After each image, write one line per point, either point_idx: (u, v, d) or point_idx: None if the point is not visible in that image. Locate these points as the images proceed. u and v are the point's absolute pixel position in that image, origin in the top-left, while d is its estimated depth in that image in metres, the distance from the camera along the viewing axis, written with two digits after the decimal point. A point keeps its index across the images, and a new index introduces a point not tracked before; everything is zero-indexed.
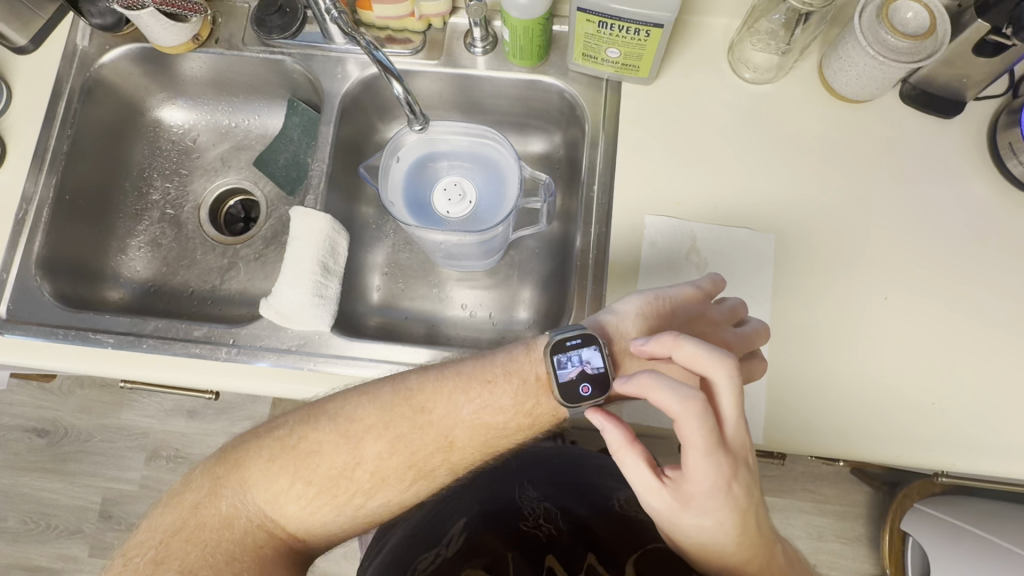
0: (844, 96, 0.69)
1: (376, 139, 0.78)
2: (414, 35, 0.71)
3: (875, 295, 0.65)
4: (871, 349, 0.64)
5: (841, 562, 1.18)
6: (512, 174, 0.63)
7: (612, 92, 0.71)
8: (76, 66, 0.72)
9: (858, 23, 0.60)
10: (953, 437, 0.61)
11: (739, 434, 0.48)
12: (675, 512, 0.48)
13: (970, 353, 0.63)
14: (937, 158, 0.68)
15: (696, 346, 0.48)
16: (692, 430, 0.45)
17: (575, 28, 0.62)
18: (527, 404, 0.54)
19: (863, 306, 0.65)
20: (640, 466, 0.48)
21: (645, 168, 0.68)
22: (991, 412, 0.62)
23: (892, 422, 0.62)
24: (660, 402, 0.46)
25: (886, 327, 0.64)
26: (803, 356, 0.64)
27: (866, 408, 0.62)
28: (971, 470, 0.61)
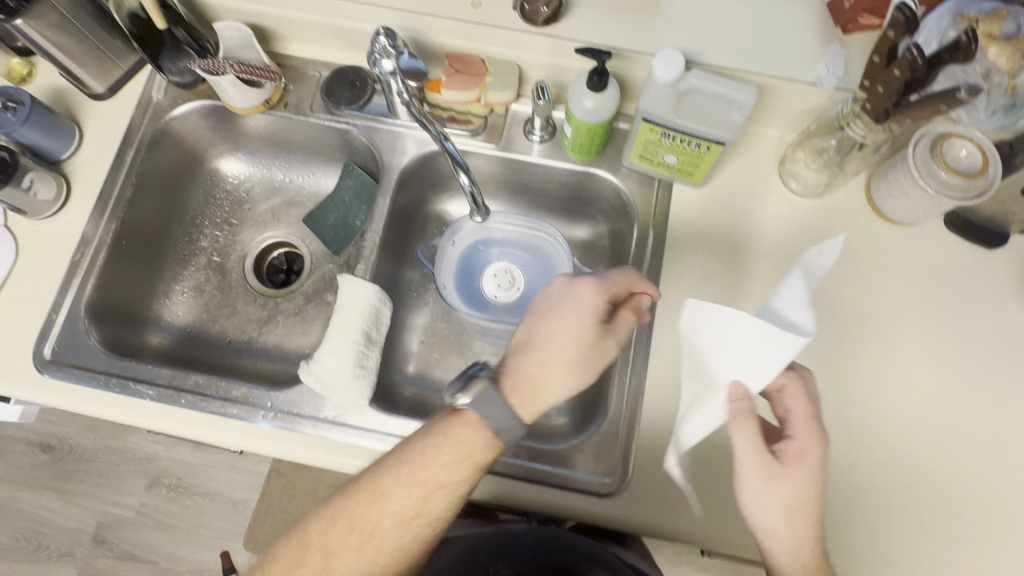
0: (890, 218, 0.70)
1: (426, 208, 0.80)
2: (476, 117, 0.74)
3: (914, 421, 0.65)
4: (906, 473, 0.63)
5: None
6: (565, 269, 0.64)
7: (663, 191, 0.72)
8: (149, 116, 0.74)
9: (911, 155, 0.62)
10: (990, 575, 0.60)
11: (804, 422, 0.53)
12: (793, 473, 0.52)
13: (1007, 487, 0.63)
14: (978, 285, 0.69)
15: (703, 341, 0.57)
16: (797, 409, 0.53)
17: (637, 134, 0.64)
18: (462, 454, 0.53)
19: (898, 431, 0.65)
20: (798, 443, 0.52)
21: (691, 269, 0.69)
22: None
23: (930, 555, 0.61)
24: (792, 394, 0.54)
25: (921, 452, 0.64)
26: (841, 477, 0.63)
27: (899, 535, 0.61)
28: None
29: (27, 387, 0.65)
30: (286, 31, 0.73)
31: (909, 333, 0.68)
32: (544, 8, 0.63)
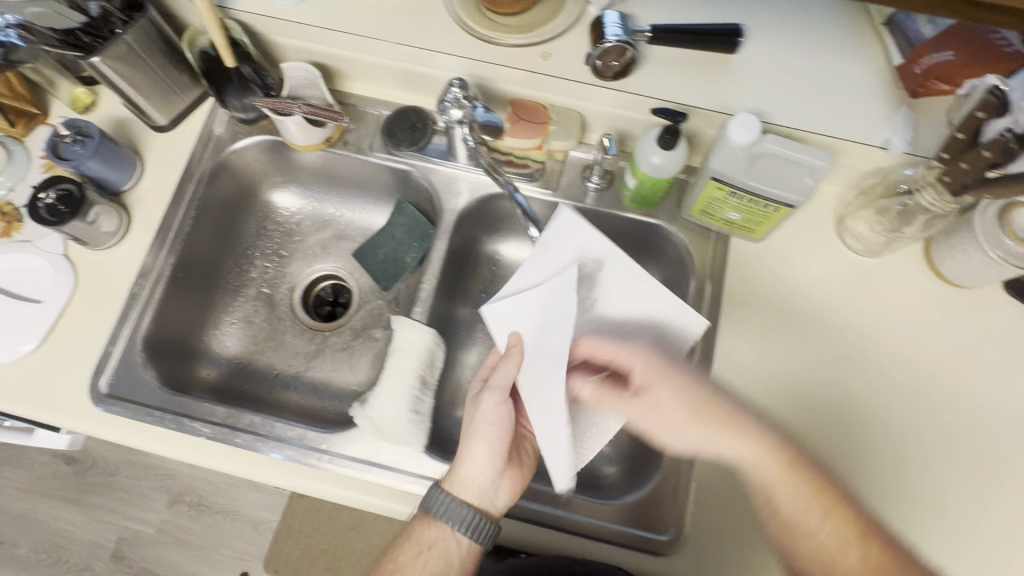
0: (951, 280, 0.70)
1: (478, 248, 0.80)
2: (534, 162, 0.73)
3: (983, 493, 0.63)
4: (981, 550, 0.60)
5: None
6: None
7: (721, 244, 0.72)
8: (210, 150, 0.75)
9: (978, 223, 0.62)
10: None
11: (631, 362, 0.56)
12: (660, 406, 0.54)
13: None
14: None
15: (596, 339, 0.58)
16: (630, 359, 0.56)
17: (703, 191, 0.64)
18: (430, 554, 0.54)
19: (972, 503, 0.62)
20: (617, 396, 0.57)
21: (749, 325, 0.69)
22: None
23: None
24: (610, 350, 0.57)
25: (998, 527, 0.61)
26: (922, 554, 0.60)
27: None
28: None
29: (82, 420, 0.65)
30: (349, 70, 0.74)
31: (978, 398, 0.66)
32: (615, 62, 0.63)
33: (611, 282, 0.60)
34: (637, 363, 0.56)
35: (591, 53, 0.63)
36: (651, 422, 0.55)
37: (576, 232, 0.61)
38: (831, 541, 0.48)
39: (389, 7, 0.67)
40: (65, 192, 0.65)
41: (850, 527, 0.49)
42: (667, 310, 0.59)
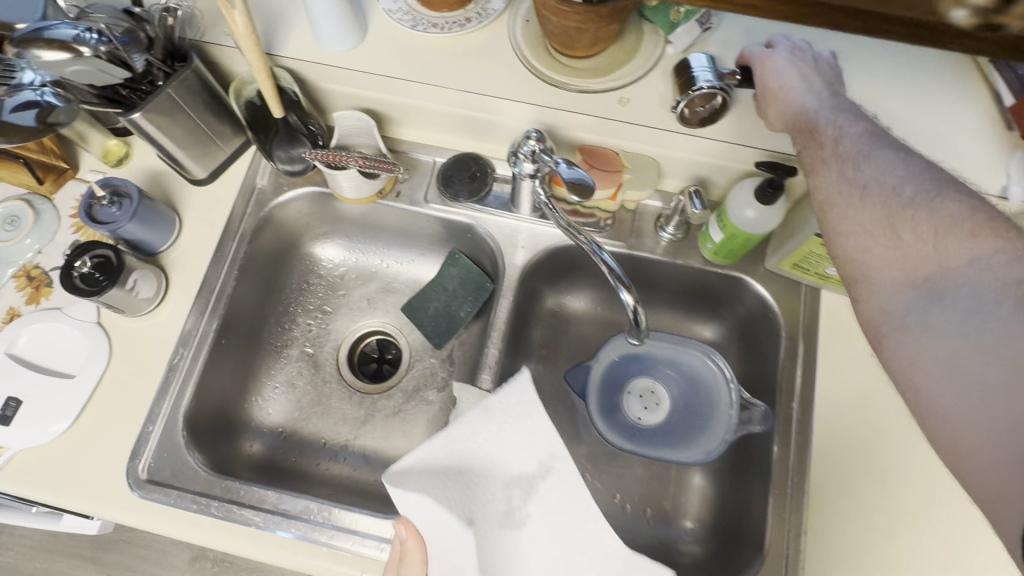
0: None
1: (538, 303, 0.74)
2: (602, 212, 0.68)
3: None
4: None
5: None
6: (718, 385, 0.66)
7: (810, 298, 0.66)
8: (253, 204, 0.70)
9: None
10: None
11: (787, 70, 0.54)
12: (772, 101, 0.54)
13: None
14: None
15: (779, 63, 0.55)
16: (776, 65, 0.55)
17: (800, 245, 0.59)
18: None
19: None
20: (776, 67, 0.55)
21: (850, 388, 0.62)
22: None
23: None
24: (773, 66, 0.55)
25: None
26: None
27: None
28: None
29: (117, 509, 0.58)
30: (402, 117, 0.69)
31: None
32: (701, 108, 0.57)
33: (541, 514, 0.49)
34: (779, 67, 0.54)
35: (682, 100, 0.55)
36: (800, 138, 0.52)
37: (529, 427, 0.50)
38: (863, 226, 0.46)
39: (450, 50, 0.63)
40: (101, 260, 0.60)
41: (931, 181, 0.45)
42: (610, 560, 0.48)
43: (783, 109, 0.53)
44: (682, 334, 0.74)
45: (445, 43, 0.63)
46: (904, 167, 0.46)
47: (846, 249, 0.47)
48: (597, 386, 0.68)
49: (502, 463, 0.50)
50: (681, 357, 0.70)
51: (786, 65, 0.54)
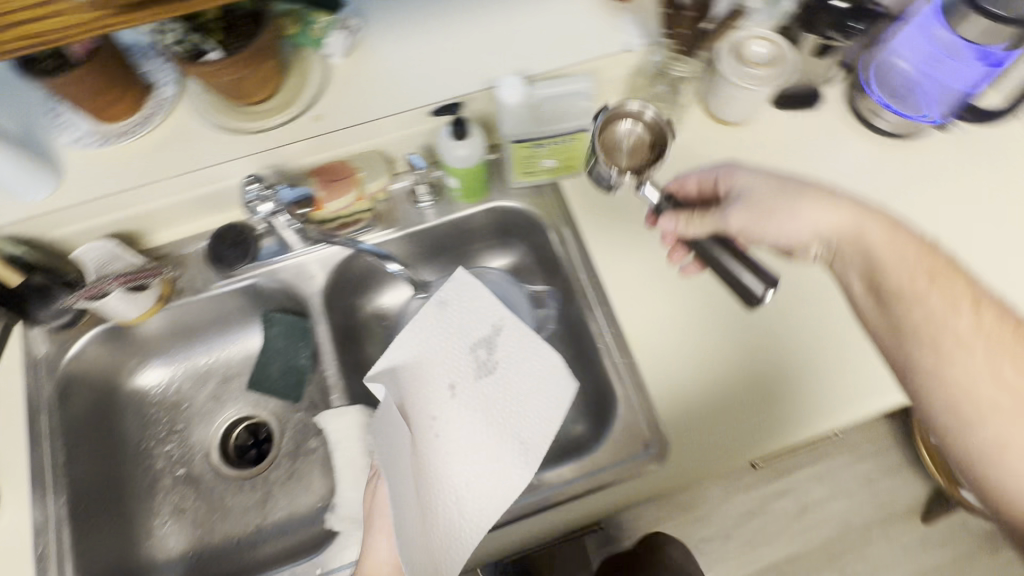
0: (726, 121, 0.81)
1: (360, 315, 0.80)
2: (363, 213, 0.74)
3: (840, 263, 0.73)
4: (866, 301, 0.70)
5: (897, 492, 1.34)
6: (513, 294, 0.79)
7: (555, 192, 0.78)
8: (44, 373, 0.69)
9: (726, 69, 0.72)
10: None
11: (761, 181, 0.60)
12: (758, 220, 0.59)
13: None
14: (823, 138, 0.81)
15: (746, 176, 0.61)
16: (747, 174, 0.61)
17: (514, 155, 0.69)
18: None
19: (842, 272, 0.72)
20: (749, 179, 0.61)
21: (614, 241, 0.75)
22: None
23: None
24: (744, 176, 0.61)
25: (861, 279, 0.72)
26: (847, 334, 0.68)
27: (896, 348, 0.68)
28: None
29: None
30: (145, 225, 0.72)
31: None
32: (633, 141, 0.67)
33: (500, 360, 0.63)
34: (751, 177, 0.61)
35: (608, 111, 0.65)
36: (894, 278, 0.54)
37: (477, 300, 0.66)
38: (1004, 429, 0.48)
39: (150, 149, 0.67)
40: None
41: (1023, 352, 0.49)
42: (549, 371, 0.61)
43: (786, 222, 0.58)
44: (481, 266, 0.83)
45: (142, 146, 0.67)
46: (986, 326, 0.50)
47: (978, 407, 0.49)
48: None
49: (465, 336, 0.65)
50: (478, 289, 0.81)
51: (751, 175, 0.61)
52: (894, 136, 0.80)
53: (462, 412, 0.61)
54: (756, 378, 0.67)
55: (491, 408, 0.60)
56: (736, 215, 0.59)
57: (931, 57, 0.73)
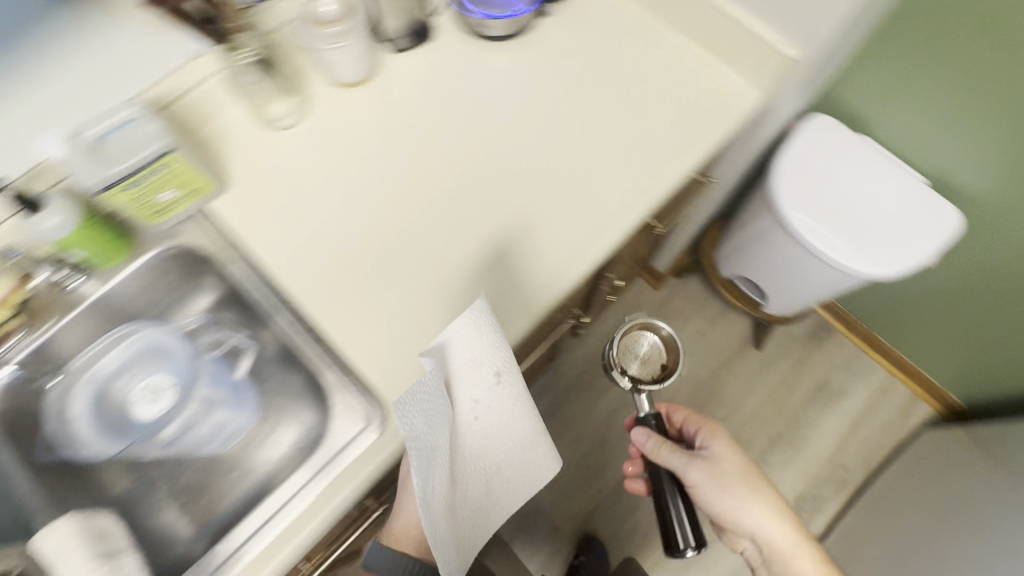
0: (351, 83, 0.81)
1: (69, 424, 0.76)
2: (10, 322, 0.68)
3: (490, 179, 0.79)
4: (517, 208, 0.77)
5: (719, 335, 1.48)
6: (167, 336, 0.79)
7: (204, 218, 0.75)
8: None
9: (311, 37, 0.73)
10: (606, 204, 0.78)
11: (732, 455, 0.89)
12: (709, 474, 0.86)
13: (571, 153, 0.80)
14: (448, 68, 0.84)
15: (721, 443, 0.91)
16: (727, 446, 0.90)
17: (119, 204, 0.65)
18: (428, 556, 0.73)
19: (490, 191, 0.78)
20: (725, 448, 0.90)
21: (280, 241, 0.74)
22: (616, 171, 0.79)
23: (591, 224, 0.77)
24: (721, 446, 0.90)
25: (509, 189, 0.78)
26: (515, 240, 0.76)
27: (548, 242, 0.76)
28: (639, 212, 0.78)
29: None
30: None
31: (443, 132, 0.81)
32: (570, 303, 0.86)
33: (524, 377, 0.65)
34: (727, 452, 0.90)
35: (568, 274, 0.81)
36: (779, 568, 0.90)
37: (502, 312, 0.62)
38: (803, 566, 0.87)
39: None
40: None
41: None
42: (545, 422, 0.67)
43: (730, 453, 0.90)
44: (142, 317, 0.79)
45: None
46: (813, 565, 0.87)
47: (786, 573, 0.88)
48: (96, 438, 0.76)
49: (478, 368, 0.60)
50: (132, 344, 0.78)
51: (722, 444, 0.91)
52: (508, 38, 0.85)
53: (478, 424, 0.62)
54: (452, 311, 0.72)
55: (504, 427, 0.64)
56: (698, 470, 0.86)
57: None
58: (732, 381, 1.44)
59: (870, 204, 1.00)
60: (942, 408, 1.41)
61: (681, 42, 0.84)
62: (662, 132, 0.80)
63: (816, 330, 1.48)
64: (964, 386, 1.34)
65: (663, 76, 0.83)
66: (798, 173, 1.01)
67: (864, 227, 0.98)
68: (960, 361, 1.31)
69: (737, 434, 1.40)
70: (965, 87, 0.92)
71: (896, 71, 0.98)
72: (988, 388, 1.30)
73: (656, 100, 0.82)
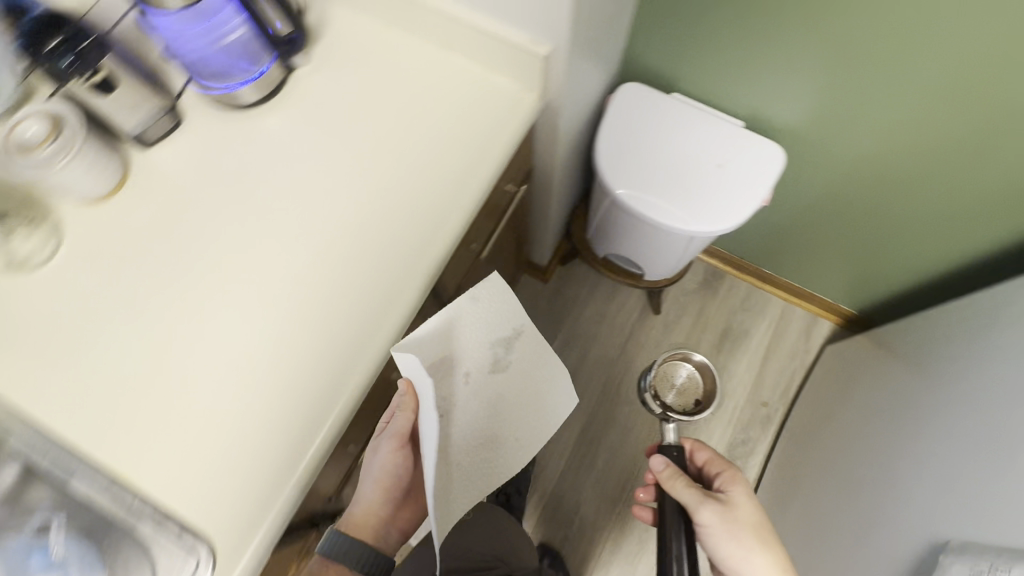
0: (105, 196, 0.75)
1: None
2: None
3: (277, 257, 0.74)
4: (312, 282, 0.73)
5: (618, 311, 1.47)
6: None
7: None
8: None
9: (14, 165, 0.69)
10: (404, 252, 0.75)
11: (749, 508, 0.86)
12: (719, 518, 0.83)
13: (358, 208, 0.76)
14: (211, 150, 0.78)
15: (742, 489, 0.88)
16: (741, 496, 0.87)
17: None
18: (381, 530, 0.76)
19: (280, 270, 0.73)
20: (744, 502, 0.86)
21: (58, 390, 0.67)
22: (408, 216, 0.76)
23: (392, 280, 0.73)
24: (741, 496, 0.87)
25: (300, 263, 0.74)
26: (314, 317, 0.71)
27: (350, 310, 0.72)
28: (440, 253, 0.75)
29: None
30: None
31: (219, 220, 0.75)
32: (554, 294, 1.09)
33: (525, 358, 0.70)
34: (745, 503, 0.86)
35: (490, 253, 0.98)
36: None
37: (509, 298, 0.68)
38: None
39: None
40: None
41: None
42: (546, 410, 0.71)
43: (748, 507, 0.86)
44: None
45: None
46: None
47: None
48: None
49: (490, 336, 0.68)
50: None
51: (746, 498, 0.87)
52: (265, 101, 0.79)
53: (490, 392, 0.69)
54: (255, 415, 0.67)
55: (515, 397, 0.70)
56: (712, 514, 0.83)
57: (171, 40, 0.68)
58: (641, 353, 1.44)
59: (686, 159, 0.99)
60: (840, 320, 1.44)
61: (443, 60, 0.80)
62: (445, 161, 0.77)
63: (707, 279, 1.49)
64: (850, 297, 1.38)
65: (435, 101, 0.79)
66: (609, 160, 0.99)
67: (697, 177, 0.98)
68: (838, 275, 1.34)
69: None
70: (740, 30, 0.92)
71: (679, 27, 0.97)
72: (868, 293, 1.34)
73: (432, 129, 0.78)
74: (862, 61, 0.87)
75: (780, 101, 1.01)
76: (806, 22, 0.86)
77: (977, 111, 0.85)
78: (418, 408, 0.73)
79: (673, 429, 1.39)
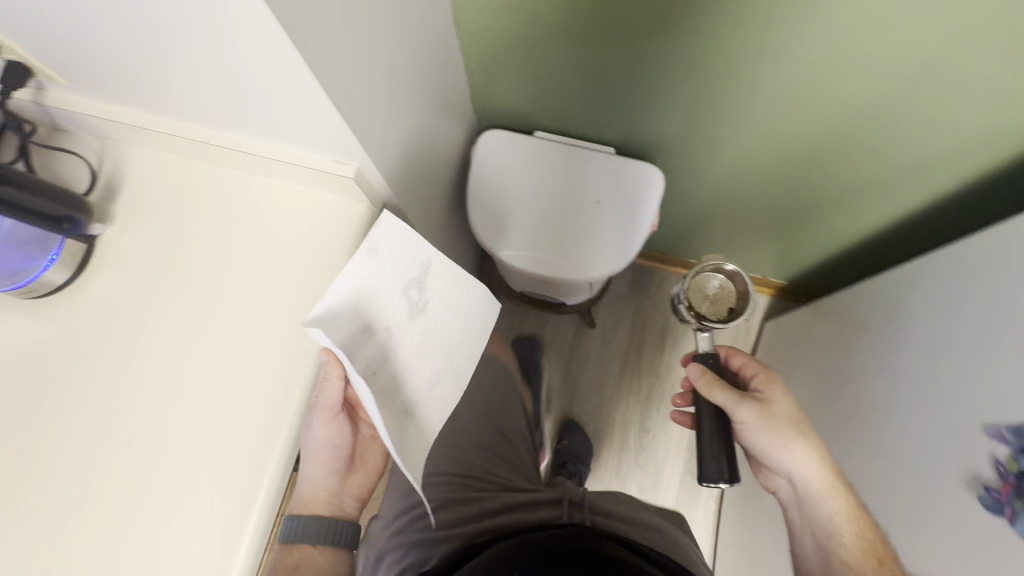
0: None
1: None
2: None
3: (116, 455, 0.65)
4: (162, 474, 0.65)
5: (550, 339, 1.43)
6: None
7: None
8: None
9: None
10: (261, 411, 0.67)
11: (787, 406, 0.79)
12: (754, 417, 0.77)
13: (200, 374, 0.68)
14: (17, 350, 0.68)
15: (780, 390, 0.80)
16: (780, 397, 0.80)
17: None
18: (335, 503, 0.74)
19: (123, 469, 0.65)
20: (782, 399, 0.79)
21: None
22: (257, 369, 0.69)
23: (252, 442, 0.66)
24: (779, 396, 0.80)
25: (142, 455, 0.65)
26: (173, 514, 0.63)
27: (214, 493, 0.64)
28: (300, 401, 0.68)
29: None
30: None
31: (38, 431, 0.65)
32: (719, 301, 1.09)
33: (438, 291, 0.70)
34: (783, 399, 0.79)
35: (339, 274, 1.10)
36: (815, 521, 0.77)
37: (409, 239, 0.67)
38: (840, 513, 0.75)
39: None
40: None
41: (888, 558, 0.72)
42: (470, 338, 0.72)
43: (788, 407, 0.79)
44: None
45: None
46: (840, 517, 0.75)
47: (818, 522, 0.77)
48: None
49: (398, 283, 0.68)
50: None
51: (785, 398, 0.80)
52: (70, 281, 0.70)
53: (413, 338, 0.69)
54: None
55: (444, 333, 0.70)
56: (746, 412, 0.78)
57: None
58: (584, 374, 1.41)
59: (557, 206, 0.98)
60: (774, 292, 1.42)
61: (260, 190, 0.73)
62: (287, 300, 0.71)
63: (635, 279, 1.45)
64: (776, 270, 1.35)
65: (262, 236, 0.72)
66: (483, 229, 0.97)
67: (577, 156, 0.99)
68: (759, 254, 1.31)
69: (611, 422, 1.37)
70: (573, 73, 0.86)
71: (519, 74, 0.90)
72: (790, 266, 1.31)
73: (266, 268, 0.72)
74: (706, 78, 0.80)
75: (644, 122, 0.95)
76: (633, 58, 0.80)
77: (836, 105, 0.80)
78: (345, 374, 0.68)
79: (633, 444, 1.36)
